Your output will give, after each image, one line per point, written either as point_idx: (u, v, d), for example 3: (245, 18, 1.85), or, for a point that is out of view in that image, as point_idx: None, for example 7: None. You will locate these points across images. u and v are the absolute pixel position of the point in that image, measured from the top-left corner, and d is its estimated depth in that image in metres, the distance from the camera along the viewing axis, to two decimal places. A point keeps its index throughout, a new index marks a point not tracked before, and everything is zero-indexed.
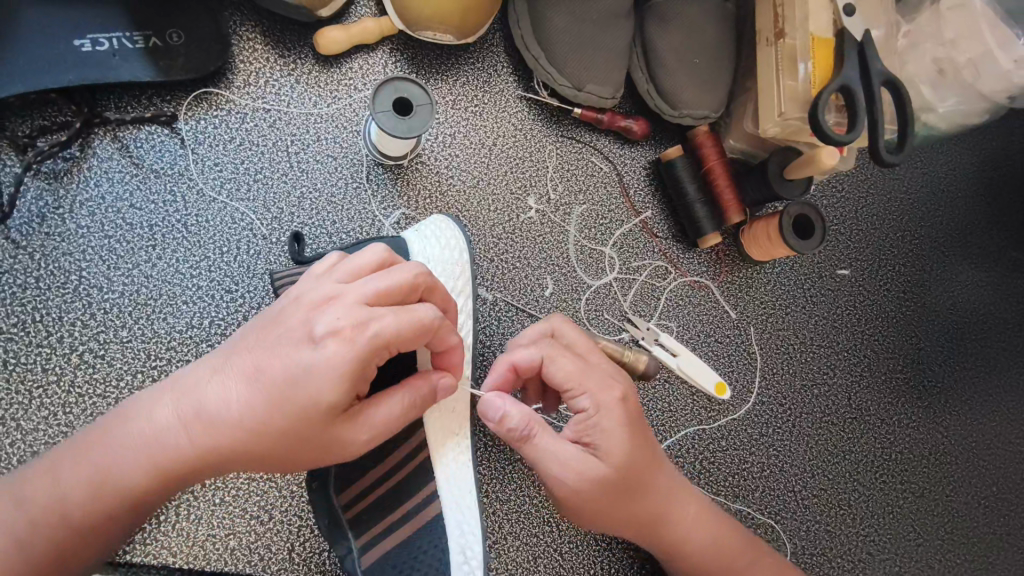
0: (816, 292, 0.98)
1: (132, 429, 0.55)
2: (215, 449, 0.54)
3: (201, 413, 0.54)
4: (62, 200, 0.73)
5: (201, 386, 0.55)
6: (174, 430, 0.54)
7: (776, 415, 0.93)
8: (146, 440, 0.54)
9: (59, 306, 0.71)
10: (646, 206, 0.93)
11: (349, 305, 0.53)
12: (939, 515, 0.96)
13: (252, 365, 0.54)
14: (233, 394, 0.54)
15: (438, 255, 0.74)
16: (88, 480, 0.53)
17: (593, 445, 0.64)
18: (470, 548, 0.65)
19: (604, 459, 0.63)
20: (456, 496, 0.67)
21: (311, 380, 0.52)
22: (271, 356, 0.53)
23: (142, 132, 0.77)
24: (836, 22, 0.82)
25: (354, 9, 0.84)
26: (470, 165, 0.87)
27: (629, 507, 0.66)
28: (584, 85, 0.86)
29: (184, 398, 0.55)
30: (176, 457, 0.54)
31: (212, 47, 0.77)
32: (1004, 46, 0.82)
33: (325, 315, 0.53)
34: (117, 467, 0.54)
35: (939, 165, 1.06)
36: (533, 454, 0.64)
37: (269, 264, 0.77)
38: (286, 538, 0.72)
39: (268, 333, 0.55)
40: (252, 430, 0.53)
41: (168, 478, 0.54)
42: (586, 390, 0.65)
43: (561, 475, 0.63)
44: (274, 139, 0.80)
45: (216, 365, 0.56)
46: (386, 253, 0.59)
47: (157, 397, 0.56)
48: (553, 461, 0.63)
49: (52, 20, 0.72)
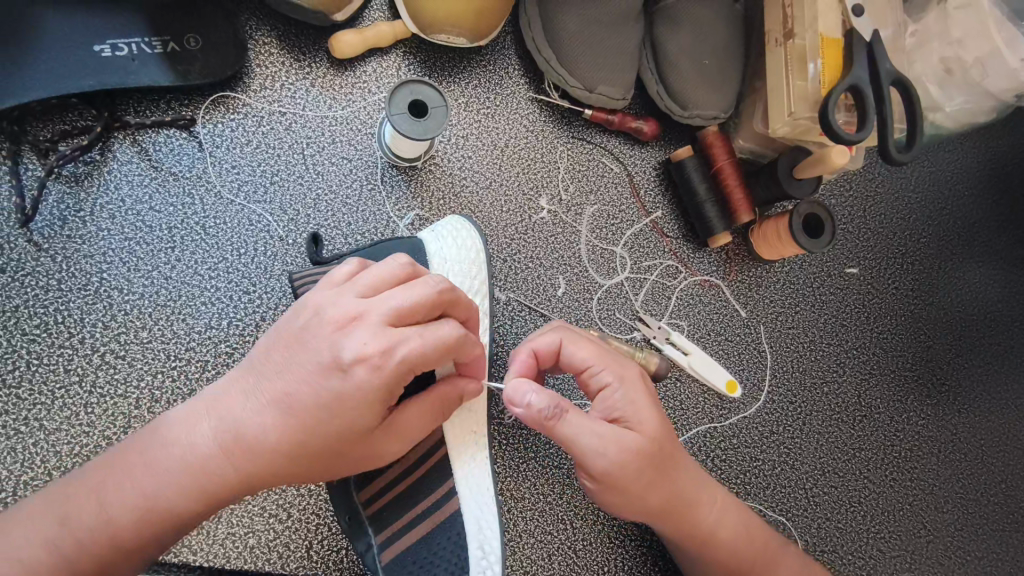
0: (826, 290, 0.99)
1: (170, 449, 0.55)
2: (258, 467, 0.55)
3: (241, 434, 0.55)
4: (83, 203, 0.74)
5: (237, 406, 0.56)
6: (213, 451, 0.55)
7: (786, 413, 0.94)
8: (187, 460, 0.55)
9: (80, 307, 0.72)
10: (656, 206, 0.94)
11: (374, 328, 0.54)
12: (949, 511, 0.96)
13: (287, 386, 0.55)
14: (272, 415, 0.55)
15: (455, 256, 0.75)
16: (133, 502, 0.54)
17: (622, 419, 0.67)
18: (488, 544, 0.66)
19: (636, 428, 0.67)
20: (475, 491, 0.69)
21: (348, 404, 0.54)
22: (305, 378, 0.54)
23: (161, 135, 0.78)
24: (846, 22, 0.82)
25: (368, 13, 0.85)
26: (482, 166, 0.88)
27: (661, 484, 0.68)
28: (596, 86, 0.87)
29: (221, 418, 0.56)
30: (218, 475, 0.55)
31: (229, 52, 0.78)
32: (1012, 44, 0.82)
33: (352, 338, 0.54)
34: (160, 488, 0.54)
35: (946, 164, 1.07)
36: (570, 430, 0.64)
37: (286, 265, 0.78)
38: (305, 536, 0.73)
39: (297, 353, 0.55)
40: (293, 449, 0.55)
41: (212, 496, 0.55)
42: (608, 367, 0.69)
43: (598, 450, 0.64)
44: (289, 141, 0.81)
45: (249, 385, 0.56)
46: (408, 266, 0.59)
47: (191, 417, 0.57)
48: (584, 437, 0.64)
49: (72, 25, 0.73)
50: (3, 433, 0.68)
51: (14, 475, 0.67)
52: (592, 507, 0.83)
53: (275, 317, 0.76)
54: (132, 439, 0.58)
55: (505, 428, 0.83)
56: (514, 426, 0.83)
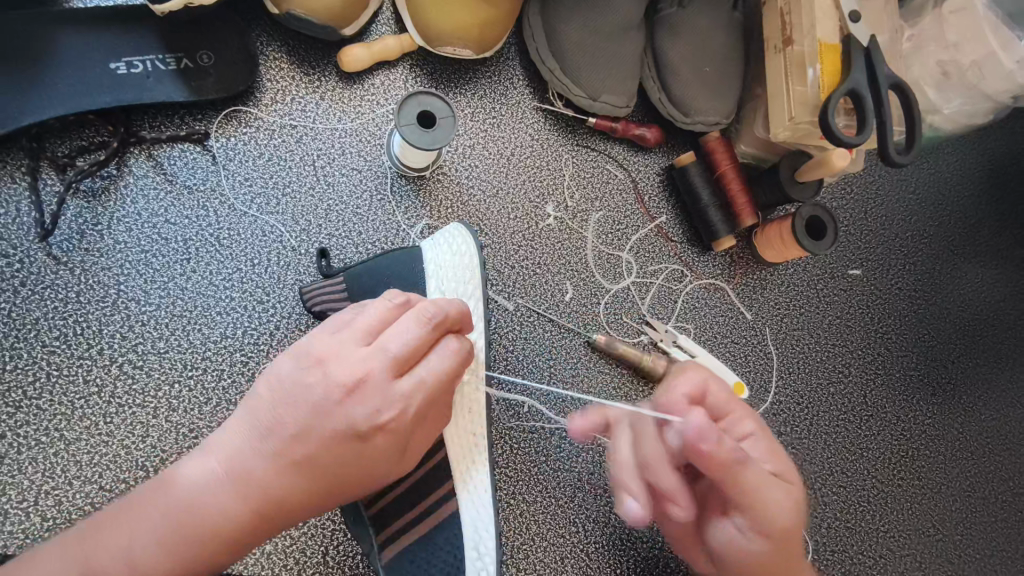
0: (830, 292, 1.00)
1: (191, 507, 0.54)
2: (284, 516, 0.57)
3: (259, 480, 0.55)
4: (100, 217, 0.76)
5: (250, 453, 0.56)
6: (233, 499, 0.55)
7: (794, 414, 0.95)
8: (213, 519, 0.54)
9: (99, 319, 0.74)
10: (661, 211, 0.95)
11: (380, 381, 0.57)
12: (958, 510, 0.97)
13: (303, 435, 0.56)
14: (298, 468, 0.56)
15: (451, 261, 0.74)
16: (159, 566, 0.52)
17: (775, 474, 0.63)
18: (483, 545, 0.68)
19: (789, 484, 0.63)
20: (472, 492, 0.70)
21: (370, 450, 0.58)
22: (328, 434, 0.56)
23: (176, 149, 0.79)
24: (843, 27, 0.84)
25: (375, 27, 0.87)
26: (488, 174, 0.89)
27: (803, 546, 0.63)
28: (600, 95, 0.89)
29: (241, 474, 0.55)
30: (242, 521, 0.55)
31: (241, 67, 0.80)
32: (1006, 48, 0.84)
33: (365, 397, 0.57)
34: (187, 549, 0.53)
35: (946, 166, 1.08)
36: (752, 481, 0.58)
37: (299, 275, 0.79)
38: (320, 541, 0.74)
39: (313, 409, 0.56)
40: (320, 499, 0.57)
41: (237, 542, 0.55)
42: (745, 414, 0.67)
43: (778, 504, 0.59)
44: (300, 153, 0.83)
45: (267, 437, 0.56)
46: (399, 303, 0.62)
47: (208, 474, 0.56)
48: (765, 488, 0.58)
49: (89, 43, 0.75)
50: (25, 443, 0.69)
51: (36, 484, 0.68)
52: (603, 510, 0.84)
53: (289, 326, 0.78)
54: (142, 495, 0.55)
55: (516, 433, 0.84)
56: (525, 432, 0.84)
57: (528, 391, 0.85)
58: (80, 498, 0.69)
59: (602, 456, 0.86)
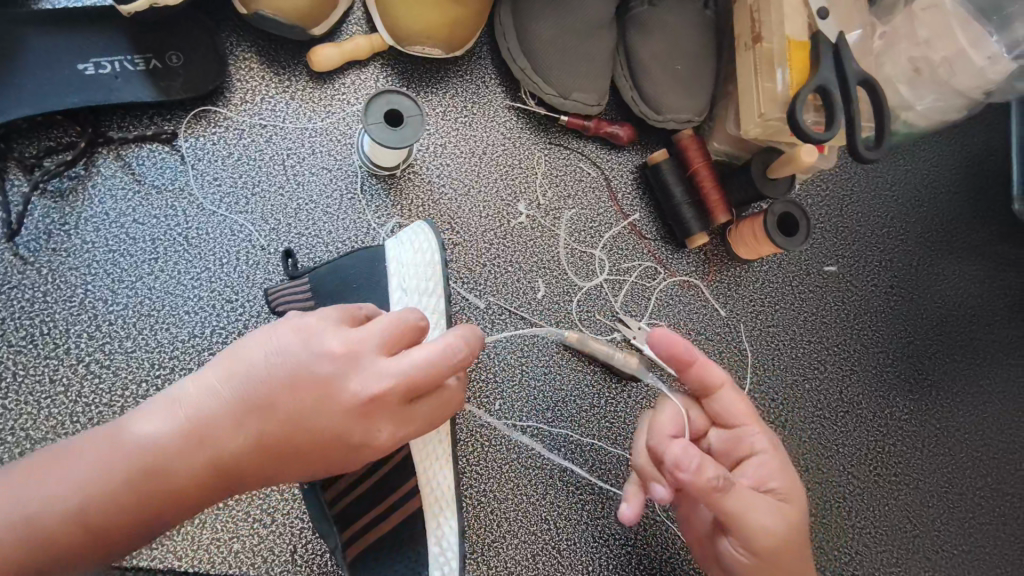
0: (805, 288, 1.00)
1: (153, 462, 0.53)
2: (245, 486, 0.57)
3: (230, 454, 0.55)
4: (67, 217, 0.76)
5: (226, 428, 0.55)
6: (198, 467, 0.54)
7: (770, 411, 0.95)
8: (172, 482, 0.54)
9: (66, 318, 0.74)
10: (634, 209, 0.96)
11: (385, 405, 0.57)
12: (935, 506, 0.97)
13: (288, 427, 0.55)
14: (274, 451, 0.56)
15: (412, 258, 0.74)
16: (111, 518, 0.53)
17: (772, 490, 0.68)
18: (446, 540, 0.69)
19: (786, 504, 0.67)
20: (436, 491, 0.71)
21: (357, 458, 0.58)
22: (317, 437, 0.56)
23: (144, 149, 0.80)
24: (812, 25, 0.85)
25: (345, 27, 0.88)
26: (460, 173, 0.90)
27: (799, 565, 0.68)
28: (570, 93, 0.89)
29: (209, 445, 0.54)
30: (202, 486, 0.55)
31: (210, 67, 0.80)
32: (976, 44, 0.85)
33: (367, 416, 0.56)
34: (142, 503, 0.53)
35: (922, 162, 1.08)
36: (734, 502, 0.64)
37: (268, 275, 0.80)
38: (289, 540, 0.74)
39: (303, 404, 0.56)
40: (288, 478, 0.58)
41: (193, 504, 0.56)
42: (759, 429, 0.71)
43: (760, 524, 0.65)
44: (270, 153, 0.83)
45: (243, 412, 0.55)
46: (414, 320, 0.60)
47: (172, 432, 0.54)
48: (746, 507, 0.65)
49: (56, 45, 0.75)
50: None
51: None
52: (575, 507, 0.84)
53: (257, 326, 0.78)
54: (100, 439, 0.54)
55: (487, 430, 0.84)
56: (496, 429, 0.84)
57: (499, 388, 0.85)
58: None
59: (574, 453, 0.86)
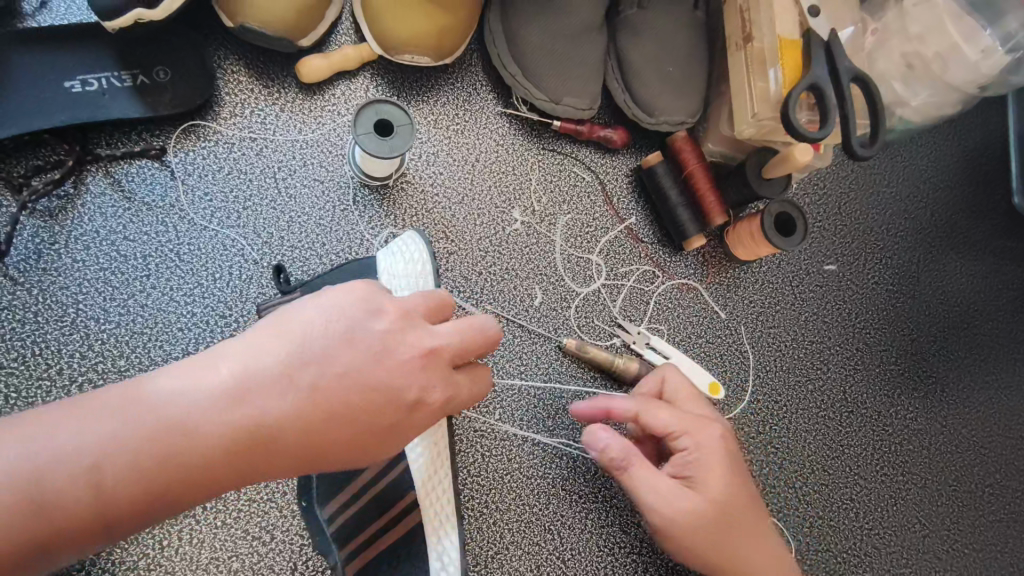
0: (805, 288, 1.00)
1: (181, 424, 0.50)
2: (267, 467, 0.53)
3: (262, 424, 0.52)
4: (57, 236, 0.75)
5: (264, 394, 0.52)
6: (226, 433, 0.51)
7: (772, 413, 0.94)
8: (205, 446, 0.50)
9: (58, 338, 0.73)
10: (630, 213, 0.95)
11: (433, 368, 0.58)
12: (943, 505, 0.96)
13: (333, 391, 0.54)
14: (311, 421, 0.53)
15: (404, 270, 0.73)
16: (134, 483, 0.48)
17: (688, 477, 0.71)
18: (447, 555, 0.67)
19: (700, 490, 0.70)
20: (437, 504, 0.69)
21: (401, 430, 0.57)
22: (364, 402, 0.54)
23: (133, 166, 0.79)
24: (803, 23, 0.84)
25: (334, 37, 0.87)
26: (454, 181, 0.89)
27: (719, 546, 0.71)
28: (562, 98, 0.89)
29: (247, 412, 0.51)
30: (226, 457, 0.51)
31: (198, 81, 0.80)
32: (970, 39, 0.85)
33: (422, 376, 0.57)
34: (162, 469, 0.49)
35: (919, 158, 1.08)
36: (635, 482, 0.71)
37: (261, 289, 0.79)
38: (288, 557, 0.73)
39: (356, 372, 0.54)
40: (316, 461, 0.54)
41: (213, 479, 0.51)
42: (686, 431, 0.73)
43: (657, 506, 0.70)
44: (261, 166, 0.82)
45: (285, 382, 0.53)
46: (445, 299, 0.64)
47: (208, 396, 0.51)
48: (647, 491, 0.70)
49: (42, 64, 0.75)
50: None
51: None
52: (578, 516, 0.83)
53: None
54: (125, 399, 0.50)
55: (487, 440, 0.83)
56: (497, 438, 0.83)
57: (499, 398, 0.84)
58: None
59: (577, 462, 0.84)
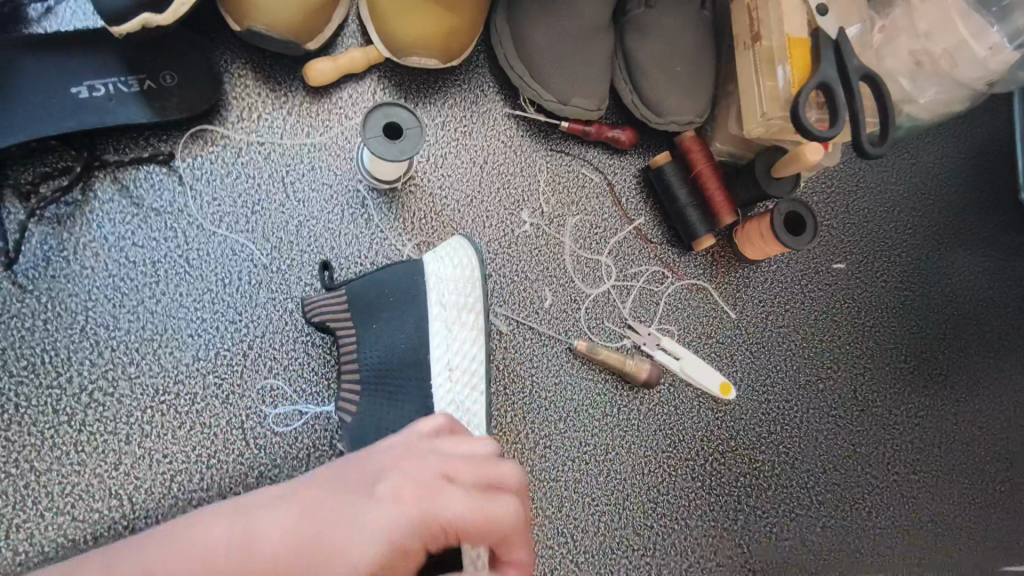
0: (814, 287, 0.99)
1: (191, 531, 0.52)
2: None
3: (256, 532, 0.52)
4: (66, 243, 0.75)
5: (270, 514, 0.53)
6: (227, 540, 0.51)
7: (783, 412, 0.93)
8: (202, 547, 0.51)
9: (68, 347, 0.73)
10: (639, 213, 0.94)
11: (426, 504, 0.53)
12: (954, 503, 0.95)
13: (326, 512, 0.52)
14: (303, 532, 0.51)
15: (454, 273, 0.75)
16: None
17: None
18: None
19: None
20: None
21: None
22: (350, 528, 0.51)
23: (141, 171, 0.79)
24: (812, 22, 0.83)
25: (340, 40, 0.87)
26: (462, 184, 0.89)
27: None
28: (570, 99, 0.88)
29: (249, 525, 0.52)
30: (215, 562, 0.50)
31: (205, 85, 0.79)
32: (978, 34, 0.84)
33: (410, 510, 0.52)
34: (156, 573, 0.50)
35: (926, 155, 1.07)
36: None
37: (272, 293, 0.78)
38: None
39: (349, 497, 0.54)
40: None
41: None
42: None
43: None
44: (269, 170, 0.82)
45: (294, 500, 0.54)
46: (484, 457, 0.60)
47: (226, 509, 0.55)
48: None
49: (48, 69, 0.74)
50: None
51: (7, 518, 0.67)
52: (591, 518, 0.83)
53: (262, 346, 0.77)
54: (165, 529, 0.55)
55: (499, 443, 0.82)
56: (508, 441, 0.83)
57: (510, 401, 0.84)
58: (53, 530, 0.68)
59: (588, 463, 0.84)
